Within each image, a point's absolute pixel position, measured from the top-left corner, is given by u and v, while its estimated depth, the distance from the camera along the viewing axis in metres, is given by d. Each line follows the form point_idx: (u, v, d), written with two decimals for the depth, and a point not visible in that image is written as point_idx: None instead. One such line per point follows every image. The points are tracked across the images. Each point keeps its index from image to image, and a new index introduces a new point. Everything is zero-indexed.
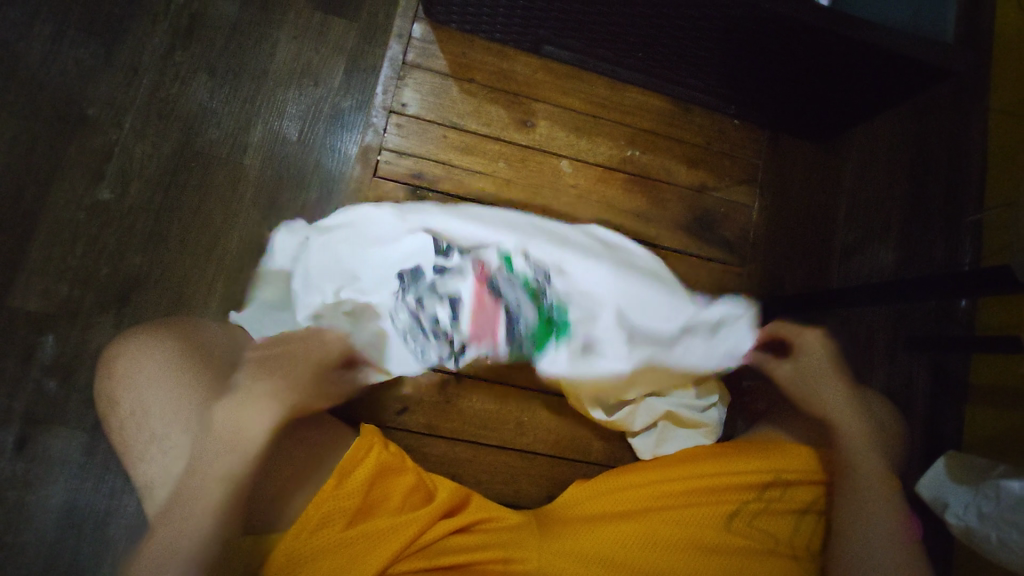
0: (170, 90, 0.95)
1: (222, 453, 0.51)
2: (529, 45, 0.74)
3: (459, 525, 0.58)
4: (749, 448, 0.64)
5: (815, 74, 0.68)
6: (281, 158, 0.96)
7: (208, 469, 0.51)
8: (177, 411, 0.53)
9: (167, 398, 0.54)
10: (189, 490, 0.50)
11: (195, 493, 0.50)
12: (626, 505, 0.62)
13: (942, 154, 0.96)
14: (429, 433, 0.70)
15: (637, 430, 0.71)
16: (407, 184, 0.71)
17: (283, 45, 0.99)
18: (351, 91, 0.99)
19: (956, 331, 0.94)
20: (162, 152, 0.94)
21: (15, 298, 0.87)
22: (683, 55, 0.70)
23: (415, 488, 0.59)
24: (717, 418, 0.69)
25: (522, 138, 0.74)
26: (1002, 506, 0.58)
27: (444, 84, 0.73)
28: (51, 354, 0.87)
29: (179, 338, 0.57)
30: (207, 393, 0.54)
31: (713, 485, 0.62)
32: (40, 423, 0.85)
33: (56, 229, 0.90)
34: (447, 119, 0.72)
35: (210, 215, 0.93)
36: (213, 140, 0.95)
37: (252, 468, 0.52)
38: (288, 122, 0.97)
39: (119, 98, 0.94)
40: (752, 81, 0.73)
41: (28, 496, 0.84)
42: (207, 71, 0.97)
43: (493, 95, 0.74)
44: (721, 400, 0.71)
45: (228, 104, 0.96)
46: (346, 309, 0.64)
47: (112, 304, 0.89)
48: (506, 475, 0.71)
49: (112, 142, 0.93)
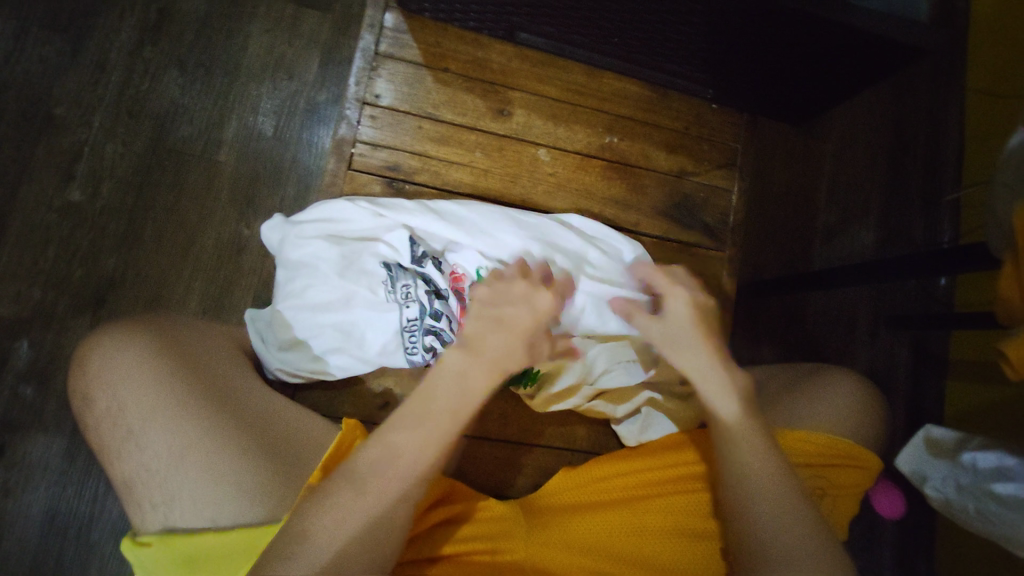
0: (140, 87, 0.93)
1: (210, 451, 0.51)
2: (503, 32, 0.73)
3: (446, 516, 0.58)
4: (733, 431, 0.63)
5: (791, 56, 0.67)
6: (257, 154, 0.94)
7: (197, 466, 0.51)
8: (158, 411, 0.52)
9: (146, 397, 0.53)
10: (178, 488, 0.51)
11: (185, 490, 0.51)
12: (615, 494, 0.62)
13: (918, 136, 0.97)
14: None
15: (620, 417, 0.70)
16: (383, 176, 0.70)
17: (255, 39, 0.97)
18: (326, 84, 0.97)
19: (935, 310, 0.95)
20: (134, 150, 0.91)
21: None
22: (658, 40, 0.69)
23: None
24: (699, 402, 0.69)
25: (499, 127, 0.73)
26: (977, 477, 0.59)
27: (418, 74, 0.72)
28: (26, 359, 0.85)
29: (156, 336, 0.56)
30: (192, 394, 0.53)
31: (698, 472, 0.62)
32: (18, 430, 0.83)
33: (26, 231, 0.87)
34: (422, 110, 0.71)
35: (186, 214, 0.91)
36: (186, 137, 0.93)
37: (239, 464, 0.52)
38: (263, 117, 0.95)
39: (87, 96, 0.91)
40: (728, 64, 0.73)
41: (9, 504, 0.82)
42: (177, 67, 0.94)
43: (468, 84, 0.73)
44: None
45: (200, 100, 0.94)
46: (330, 306, 0.63)
47: (87, 307, 0.87)
48: (492, 467, 0.71)
49: (81, 141, 0.90)
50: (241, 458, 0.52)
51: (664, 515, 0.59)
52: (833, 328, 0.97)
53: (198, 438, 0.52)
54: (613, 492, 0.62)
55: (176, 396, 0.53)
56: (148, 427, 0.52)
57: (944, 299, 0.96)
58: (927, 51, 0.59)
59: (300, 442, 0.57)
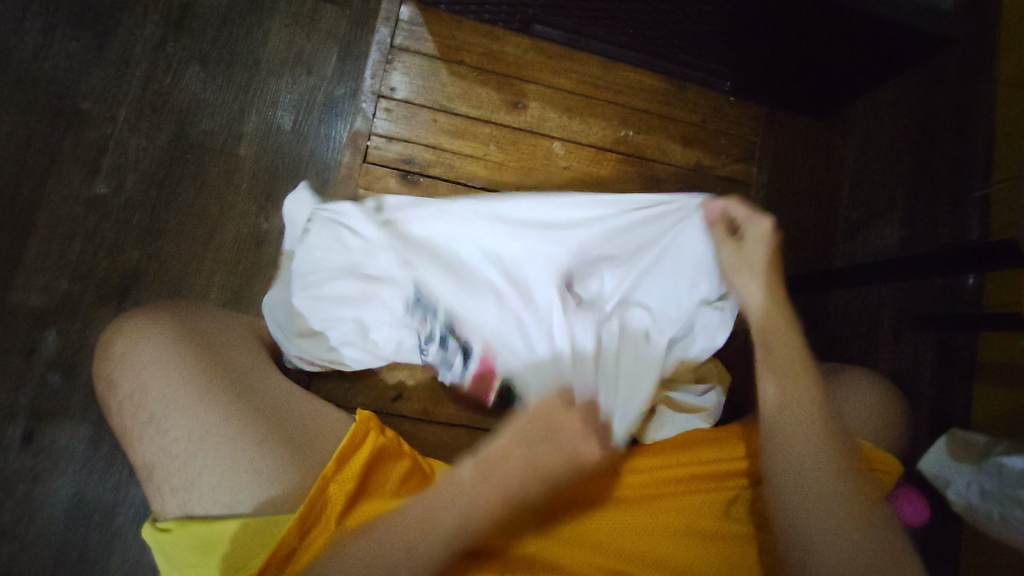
0: (163, 82, 0.95)
1: (228, 437, 0.53)
2: (518, 25, 0.73)
3: None
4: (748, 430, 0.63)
5: (812, 47, 0.66)
6: (275, 148, 0.95)
7: (214, 451, 0.52)
8: (178, 395, 0.54)
9: (167, 382, 0.54)
10: (196, 471, 0.52)
11: (202, 474, 0.52)
12: (626, 492, 0.62)
13: (947, 129, 0.94)
14: (425, 418, 0.71)
15: None
16: (397, 170, 0.70)
17: (274, 34, 0.98)
18: (344, 79, 0.98)
19: (963, 310, 0.92)
20: (157, 145, 0.93)
21: (16, 293, 0.88)
22: (676, 31, 0.68)
23: (413, 472, 0.59)
24: (715, 402, 0.68)
25: (513, 120, 0.73)
26: (1003, 483, 0.57)
27: (433, 67, 0.72)
28: (54, 348, 0.87)
29: (178, 323, 0.57)
30: (211, 381, 0.55)
31: (712, 471, 0.61)
32: (45, 416, 0.86)
33: (54, 224, 0.90)
34: (436, 103, 0.71)
35: (206, 208, 0.93)
36: (207, 132, 0.95)
37: (256, 450, 0.53)
38: (282, 112, 0.96)
39: (113, 92, 0.94)
40: (747, 56, 0.71)
41: (36, 488, 0.85)
42: (199, 62, 0.96)
43: (483, 77, 0.73)
44: (718, 385, 0.70)
45: (220, 95, 0.96)
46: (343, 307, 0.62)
47: (111, 298, 0.89)
48: None
49: (106, 135, 0.93)
50: (258, 443, 0.53)
51: (677, 515, 0.59)
52: (854, 327, 0.94)
53: (217, 424, 0.53)
54: (625, 489, 0.62)
55: (197, 381, 0.54)
56: (169, 412, 0.53)
57: (972, 299, 0.93)
58: (956, 41, 0.58)
59: (313, 430, 0.58)
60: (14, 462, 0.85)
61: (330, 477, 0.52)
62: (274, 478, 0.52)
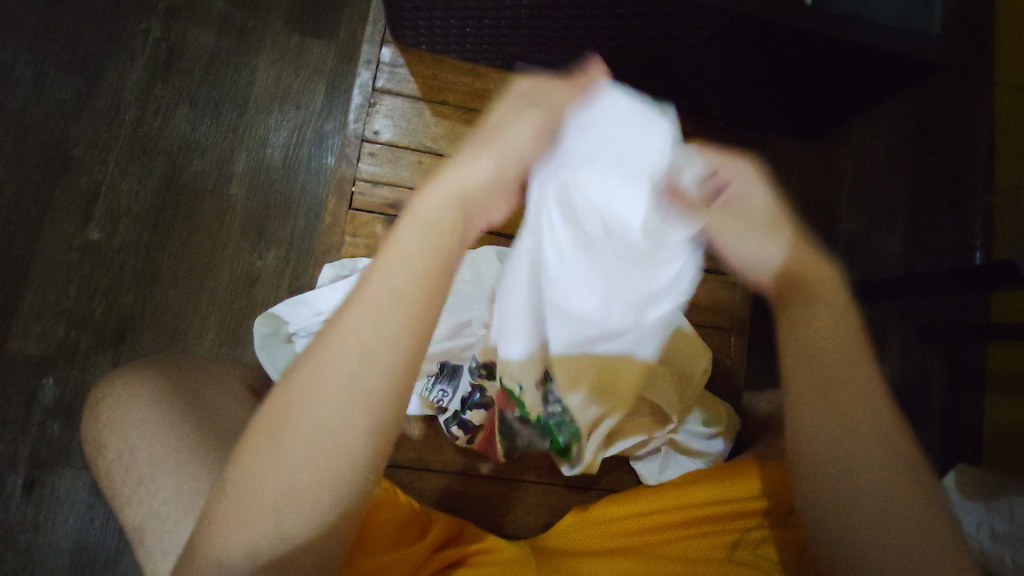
0: (153, 125, 0.95)
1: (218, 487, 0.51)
2: (501, 62, 0.72)
3: (454, 559, 0.59)
4: (746, 462, 0.63)
5: (797, 70, 0.66)
6: (267, 185, 0.95)
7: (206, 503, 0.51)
8: (168, 452, 0.53)
9: (155, 437, 0.54)
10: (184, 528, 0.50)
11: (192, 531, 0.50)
12: (628, 535, 0.60)
13: (944, 138, 0.92)
14: (421, 466, 0.70)
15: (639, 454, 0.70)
16: (384, 214, 0.69)
17: (262, 71, 0.98)
18: (333, 113, 0.98)
19: (970, 319, 0.90)
20: (148, 187, 0.94)
21: (14, 344, 0.88)
22: (661, 61, 0.68)
23: (410, 522, 0.61)
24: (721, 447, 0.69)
25: None
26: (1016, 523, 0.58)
27: (416, 108, 0.71)
28: (52, 397, 0.87)
29: (165, 378, 0.57)
30: (201, 435, 0.54)
31: (713, 513, 0.60)
32: (46, 465, 0.86)
33: (49, 272, 0.90)
34: (422, 144, 0.71)
35: (200, 250, 0.93)
36: (197, 172, 0.95)
37: None
38: (272, 149, 0.96)
39: (103, 137, 0.94)
40: (736, 82, 0.71)
41: (40, 538, 0.84)
42: (188, 103, 0.96)
43: (467, 116, 0.72)
44: (728, 432, 0.72)
45: (211, 135, 0.96)
46: None
47: (108, 344, 0.89)
48: (502, 507, 0.70)
49: (99, 181, 0.93)
50: None
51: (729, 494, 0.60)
52: None
53: (207, 490, 0.51)
54: (624, 533, 0.60)
55: (187, 437, 0.54)
56: (162, 484, 0.52)
57: (979, 309, 0.91)
58: (932, 60, 0.58)
59: None
60: (16, 513, 0.84)
61: None
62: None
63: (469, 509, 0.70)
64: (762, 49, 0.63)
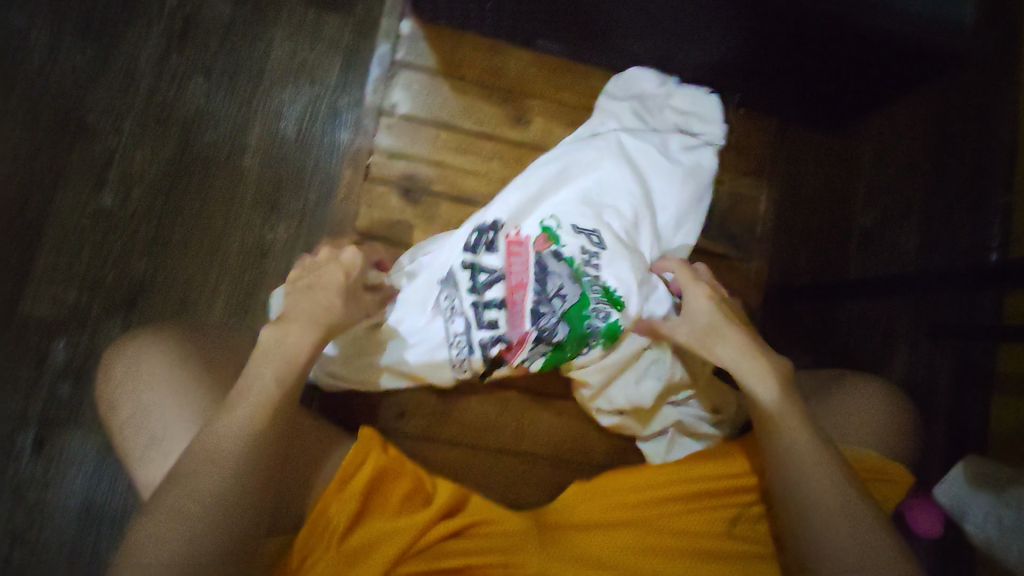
0: (168, 94, 0.95)
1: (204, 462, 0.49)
2: (521, 39, 0.73)
3: (457, 528, 0.59)
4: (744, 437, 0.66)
5: (819, 55, 0.66)
6: (280, 158, 0.96)
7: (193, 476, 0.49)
8: (178, 414, 0.54)
9: (168, 397, 0.55)
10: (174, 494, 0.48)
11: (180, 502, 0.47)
12: (631, 510, 0.62)
13: (961, 136, 0.92)
14: (427, 437, 0.71)
15: (647, 434, 0.71)
16: (400, 187, 0.70)
17: (278, 44, 0.98)
18: (348, 88, 0.98)
19: (980, 320, 0.89)
20: (162, 156, 0.94)
21: (26, 306, 0.89)
22: (683, 41, 0.69)
23: (413, 492, 0.61)
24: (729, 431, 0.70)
25: (516, 136, 0.74)
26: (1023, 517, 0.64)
27: (434, 83, 0.72)
28: (63, 359, 0.88)
29: (177, 343, 0.59)
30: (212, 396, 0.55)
31: (714, 488, 0.62)
32: (56, 426, 0.87)
33: (62, 236, 0.91)
34: (438, 118, 0.72)
35: (212, 220, 0.93)
36: (211, 143, 0.95)
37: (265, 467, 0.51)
38: (286, 123, 0.96)
39: (118, 104, 0.94)
40: (755, 65, 0.71)
41: (48, 497, 0.86)
42: (203, 74, 0.96)
43: (485, 93, 0.73)
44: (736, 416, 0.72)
45: (225, 106, 0.96)
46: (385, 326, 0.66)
47: (119, 309, 0.90)
48: (505, 478, 0.71)
49: (113, 148, 0.93)
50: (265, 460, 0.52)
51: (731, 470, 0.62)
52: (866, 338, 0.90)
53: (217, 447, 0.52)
54: (626, 508, 0.62)
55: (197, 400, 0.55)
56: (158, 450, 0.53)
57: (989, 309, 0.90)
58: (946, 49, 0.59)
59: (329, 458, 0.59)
60: (25, 472, 0.86)
61: (334, 495, 0.57)
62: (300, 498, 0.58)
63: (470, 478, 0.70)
64: (785, 31, 0.63)
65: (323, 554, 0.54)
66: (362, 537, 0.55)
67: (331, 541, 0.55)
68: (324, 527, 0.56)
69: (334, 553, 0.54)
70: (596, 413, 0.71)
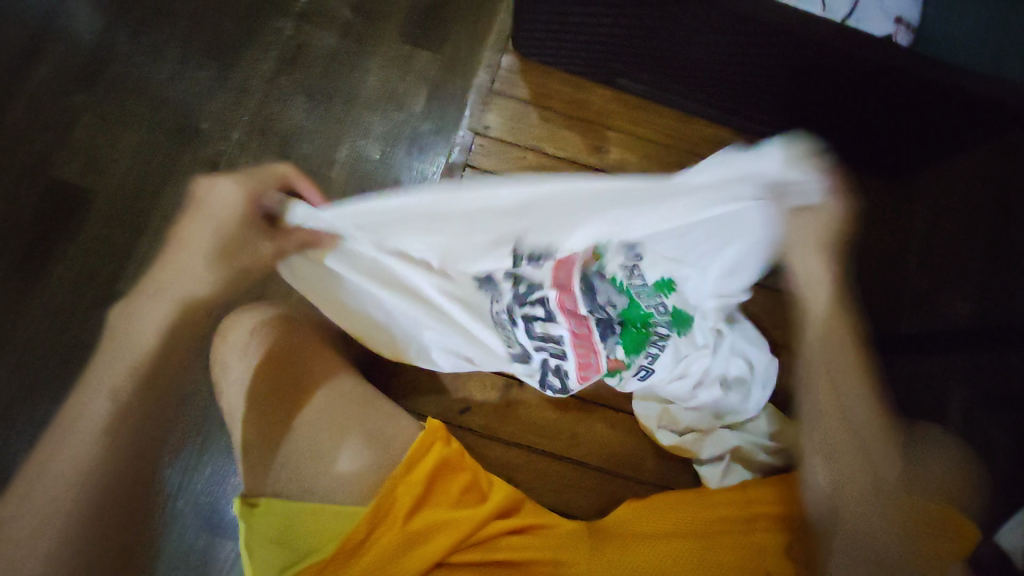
0: (273, 109, 1.06)
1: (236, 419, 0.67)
2: (605, 78, 0.81)
3: (514, 527, 0.63)
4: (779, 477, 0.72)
5: (882, 109, 0.71)
6: (363, 173, 1.04)
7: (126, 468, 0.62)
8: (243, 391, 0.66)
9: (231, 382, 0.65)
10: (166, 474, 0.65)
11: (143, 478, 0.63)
12: (673, 528, 0.66)
13: None
14: (487, 434, 0.77)
15: (705, 457, 0.74)
16: None
17: (374, 73, 1.09)
18: (431, 116, 1.07)
19: None
20: (260, 163, 1.04)
21: (122, 285, 0.97)
22: (755, 92, 0.75)
23: (470, 486, 0.65)
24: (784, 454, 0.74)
25: (595, 162, 0.81)
26: None
27: (524, 110, 0.81)
28: None
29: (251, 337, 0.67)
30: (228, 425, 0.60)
31: (748, 513, 0.68)
32: None
33: (164, 225, 1.00)
34: (525, 141, 0.80)
35: None
36: (305, 155, 1.05)
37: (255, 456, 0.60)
38: (372, 142, 1.06)
39: (229, 115, 1.06)
40: (820, 118, 0.77)
41: None
42: (305, 94, 1.07)
43: (569, 122, 0.82)
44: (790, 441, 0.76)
45: (321, 123, 1.06)
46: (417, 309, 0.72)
47: None
48: (558, 485, 0.76)
49: (219, 152, 1.04)
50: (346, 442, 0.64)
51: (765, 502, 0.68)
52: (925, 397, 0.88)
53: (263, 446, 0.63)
54: (674, 528, 0.65)
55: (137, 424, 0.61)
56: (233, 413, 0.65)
57: None
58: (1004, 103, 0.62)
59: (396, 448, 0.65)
60: None
61: (401, 478, 0.61)
62: (357, 478, 0.62)
63: (527, 480, 0.76)
64: (854, 88, 0.69)
65: (389, 528, 0.59)
66: (425, 519, 0.60)
67: (397, 520, 0.59)
68: (389, 503, 0.60)
69: (400, 530, 0.59)
70: (657, 430, 0.74)
